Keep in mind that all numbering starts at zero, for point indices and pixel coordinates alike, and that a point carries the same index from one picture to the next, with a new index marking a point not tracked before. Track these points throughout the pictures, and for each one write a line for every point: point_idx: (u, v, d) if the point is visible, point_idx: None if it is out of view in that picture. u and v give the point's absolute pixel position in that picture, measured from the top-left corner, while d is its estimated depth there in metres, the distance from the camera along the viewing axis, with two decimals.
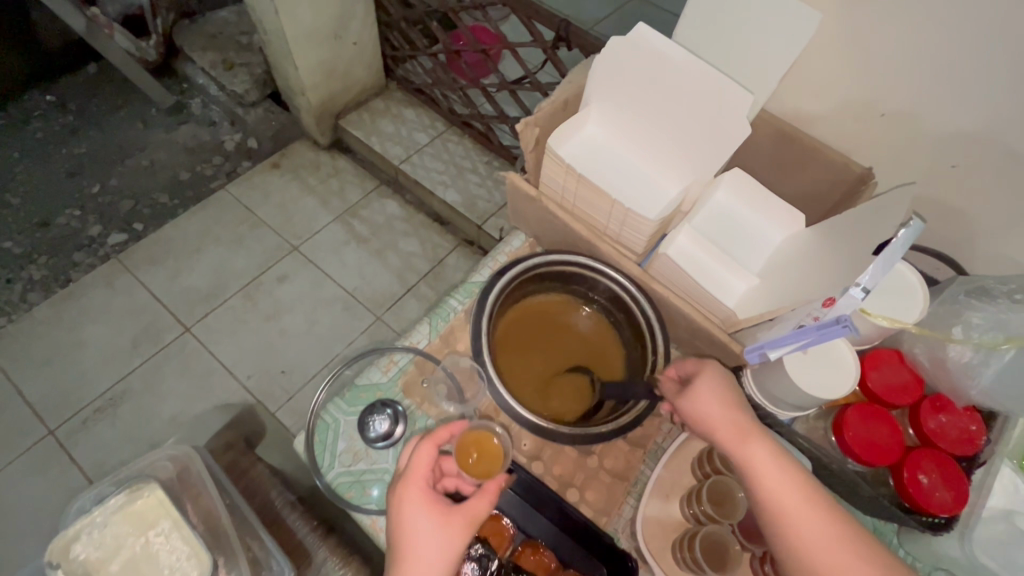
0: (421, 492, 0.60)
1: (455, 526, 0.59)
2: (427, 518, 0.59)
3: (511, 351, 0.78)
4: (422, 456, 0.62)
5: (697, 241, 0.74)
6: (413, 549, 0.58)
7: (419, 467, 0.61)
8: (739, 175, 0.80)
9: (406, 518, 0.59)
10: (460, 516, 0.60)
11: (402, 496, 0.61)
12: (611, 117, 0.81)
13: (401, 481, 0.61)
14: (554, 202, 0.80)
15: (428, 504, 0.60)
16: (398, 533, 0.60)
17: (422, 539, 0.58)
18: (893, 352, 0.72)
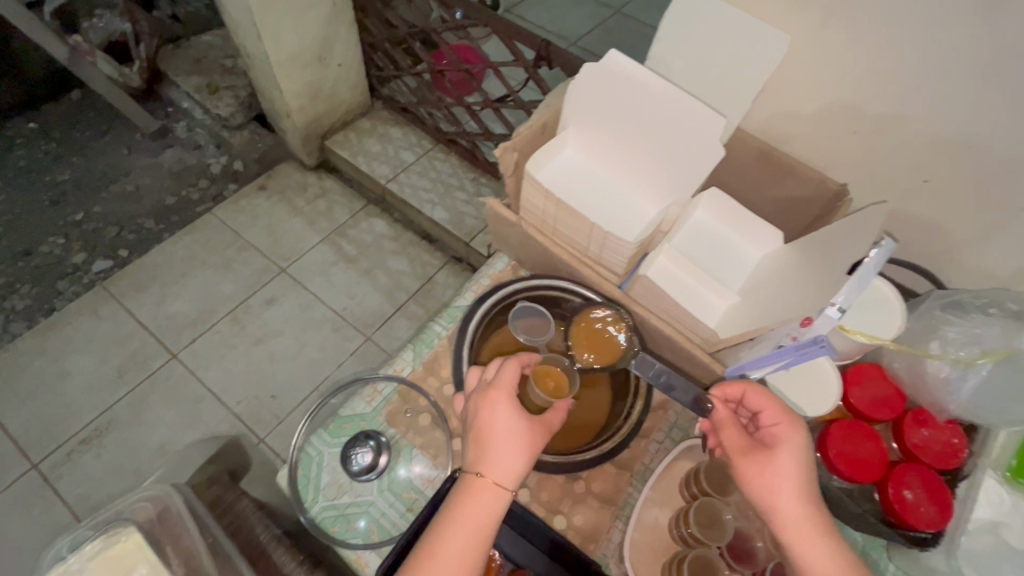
0: (511, 399, 0.60)
1: (536, 435, 0.60)
2: (516, 423, 0.59)
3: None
4: (510, 369, 0.62)
5: (678, 261, 0.76)
6: (502, 448, 0.57)
7: (509, 378, 0.61)
8: (718, 195, 0.81)
9: (492, 417, 0.59)
10: (541, 427, 0.61)
11: (493, 397, 0.60)
12: (589, 139, 0.82)
13: (489, 389, 0.61)
14: (534, 227, 0.80)
15: (517, 409, 0.60)
16: (480, 430, 0.59)
17: (509, 442, 0.58)
18: (875, 366, 0.72)
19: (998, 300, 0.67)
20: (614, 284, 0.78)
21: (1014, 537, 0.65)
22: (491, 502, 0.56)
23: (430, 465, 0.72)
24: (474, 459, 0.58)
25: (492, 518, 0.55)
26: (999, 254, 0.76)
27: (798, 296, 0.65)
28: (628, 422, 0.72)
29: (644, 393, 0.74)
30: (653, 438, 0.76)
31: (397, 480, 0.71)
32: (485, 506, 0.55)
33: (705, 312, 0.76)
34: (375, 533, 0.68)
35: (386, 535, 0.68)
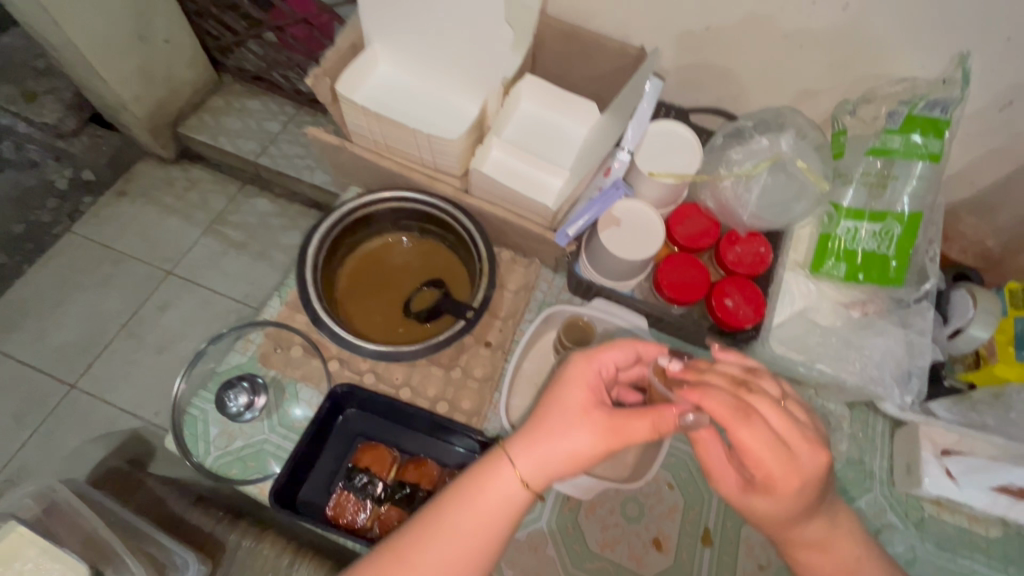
0: (589, 380, 0.51)
1: (599, 426, 0.49)
2: (588, 401, 0.50)
3: (357, 299, 0.79)
4: (611, 349, 0.54)
5: (506, 148, 0.81)
6: (553, 421, 0.49)
7: (608, 356, 0.53)
8: (535, 80, 0.86)
9: (562, 390, 0.51)
10: (617, 424, 0.49)
11: (579, 367, 0.52)
12: (397, 51, 0.83)
13: (581, 354, 0.53)
14: (362, 147, 0.82)
15: (591, 391, 0.51)
16: (545, 399, 0.51)
17: (565, 418, 0.49)
18: (692, 205, 0.81)
19: (760, 119, 0.79)
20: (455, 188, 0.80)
21: (818, 316, 0.78)
22: (503, 487, 0.48)
23: (317, 393, 0.75)
24: (520, 422, 0.51)
25: (504, 506, 0.48)
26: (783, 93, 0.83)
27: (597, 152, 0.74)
28: (479, 298, 0.73)
29: (489, 271, 0.74)
30: (519, 317, 0.85)
31: (285, 416, 0.75)
32: (501, 487, 0.48)
33: (539, 190, 0.81)
34: (275, 464, 0.72)
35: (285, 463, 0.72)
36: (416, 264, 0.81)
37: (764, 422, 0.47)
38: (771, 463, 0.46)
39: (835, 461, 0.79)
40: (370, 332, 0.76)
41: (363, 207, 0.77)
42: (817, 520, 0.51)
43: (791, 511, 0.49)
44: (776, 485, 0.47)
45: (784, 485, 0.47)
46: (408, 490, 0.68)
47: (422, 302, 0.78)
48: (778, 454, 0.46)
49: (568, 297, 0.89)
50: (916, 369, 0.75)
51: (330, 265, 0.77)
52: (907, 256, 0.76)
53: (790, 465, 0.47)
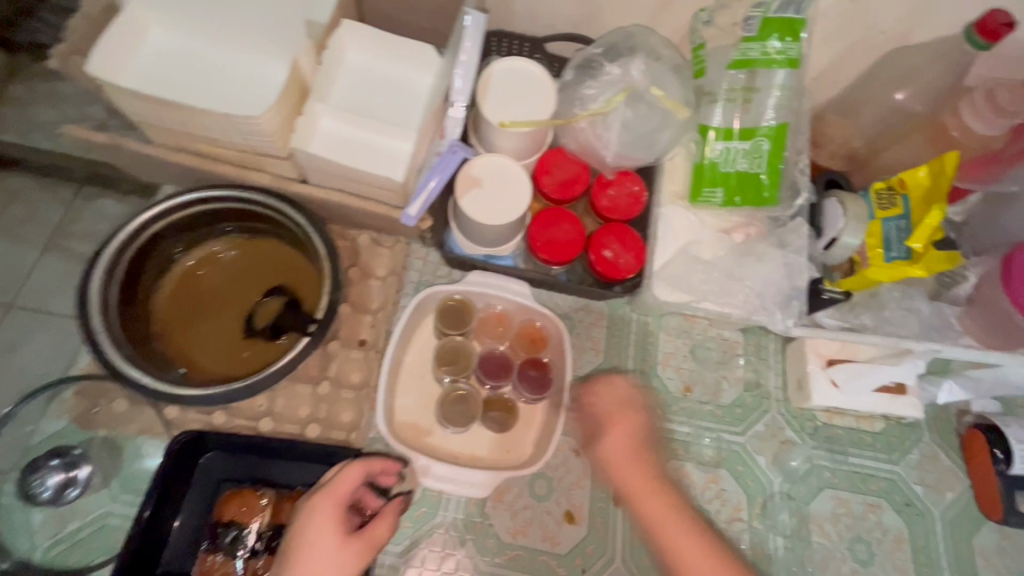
0: (332, 520, 0.53)
1: (354, 554, 0.53)
2: (337, 541, 0.53)
3: (186, 329, 0.67)
4: (348, 476, 0.55)
5: (333, 114, 0.65)
6: (308, 560, 0.51)
7: (344, 488, 0.55)
8: (356, 26, 0.71)
9: (311, 536, 0.53)
10: (366, 542, 0.54)
11: (322, 508, 0.54)
12: (167, 10, 0.65)
13: (323, 493, 0.54)
14: (160, 140, 0.67)
15: (338, 522, 0.53)
16: (295, 549, 0.52)
17: (318, 555, 0.52)
18: (555, 150, 0.73)
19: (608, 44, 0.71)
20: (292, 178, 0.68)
21: (696, 250, 0.75)
22: None
23: (159, 446, 0.64)
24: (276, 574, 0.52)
25: None
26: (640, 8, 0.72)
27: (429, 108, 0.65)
28: (323, 307, 0.63)
29: (330, 271, 0.64)
30: (393, 306, 0.75)
31: (123, 480, 0.63)
32: None
33: (378, 160, 0.65)
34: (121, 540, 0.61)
35: None
36: (249, 274, 0.70)
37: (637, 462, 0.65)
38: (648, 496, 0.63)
39: (733, 388, 0.78)
40: (206, 365, 0.66)
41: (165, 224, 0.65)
42: (653, 487, 0.63)
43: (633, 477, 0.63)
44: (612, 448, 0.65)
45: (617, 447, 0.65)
46: (287, 533, 0.61)
47: (265, 316, 0.67)
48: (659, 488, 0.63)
49: (447, 273, 0.78)
50: (795, 290, 0.73)
51: (134, 297, 0.64)
52: (778, 173, 0.73)
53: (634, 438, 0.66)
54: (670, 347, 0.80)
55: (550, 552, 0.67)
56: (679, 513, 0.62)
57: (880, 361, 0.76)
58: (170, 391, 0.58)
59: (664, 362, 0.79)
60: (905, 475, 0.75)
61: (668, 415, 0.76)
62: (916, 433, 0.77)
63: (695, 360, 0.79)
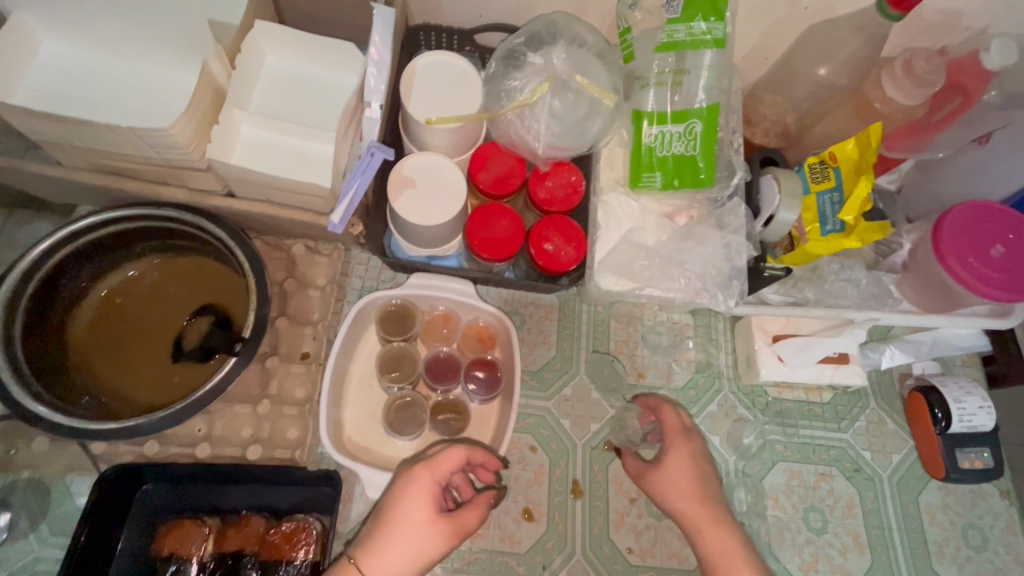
0: (427, 496, 0.55)
1: (441, 534, 0.54)
2: (424, 516, 0.54)
3: (107, 357, 0.64)
4: (449, 457, 0.57)
5: (254, 120, 0.63)
6: (401, 530, 0.54)
7: (442, 468, 0.56)
8: (270, 26, 0.67)
9: (405, 505, 0.55)
10: (456, 526, 0.56)
11: (420, 485, 0.55)
12: (60, 18, 0.61)
13: (425, 467, 0.56)
14: (63, 158, 0.62)
15: (433, 498, 0.55)
16: (385, 515, 0.55)
17: (411, 528, 0.54)
18: (490, 145, 0.71)
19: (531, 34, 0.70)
20: (215, 192, 0.65)
21: (636, 236, 0.75)
22: None
23: (83, 485, 0.61)
24: (366, 534, 0.55)
25: None
26: None
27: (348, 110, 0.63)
28: (251, 323, 0.62)
29: (255, 286, 0.62)
30: (335, 316, 0.73)
31: (50, 522, 0.60)
32: None
33: (302, 165, 0.64)
34: None
35: None
36: (170, 295, 0.67)
37: (686, 458, 0.63)
38: (687, 504, 0.61)
39: (684, 371, 0.79)
40: (131, 393, 0.63)
41: (73, 249, 0.61)
42: (705, 500, 0.61)
43: (691, 485, 0.61)
44: (690, 458, 0.63)
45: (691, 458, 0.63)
46: (232, 561, 0.59)
47: (193, 336, 0.64)
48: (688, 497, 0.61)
49: (391, 278, 0.76)
50: (734, 271, 0.73)
51: (44, 329, 0.61)
52: (714, 155, 0.72)
53: (698, 452, 0.64)
54: (622, 335, 0.79)
55: (510, 553, 0.67)
56: (717, 522, 0.60)
57: (823, 334, 0.77)
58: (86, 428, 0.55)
59: (616, 350, 0.78)
60: (853, 442, 0.77)
61: (624, 404, 0.75)
62: (862, 400, 0.79)
63: (647, 345, 0.79)
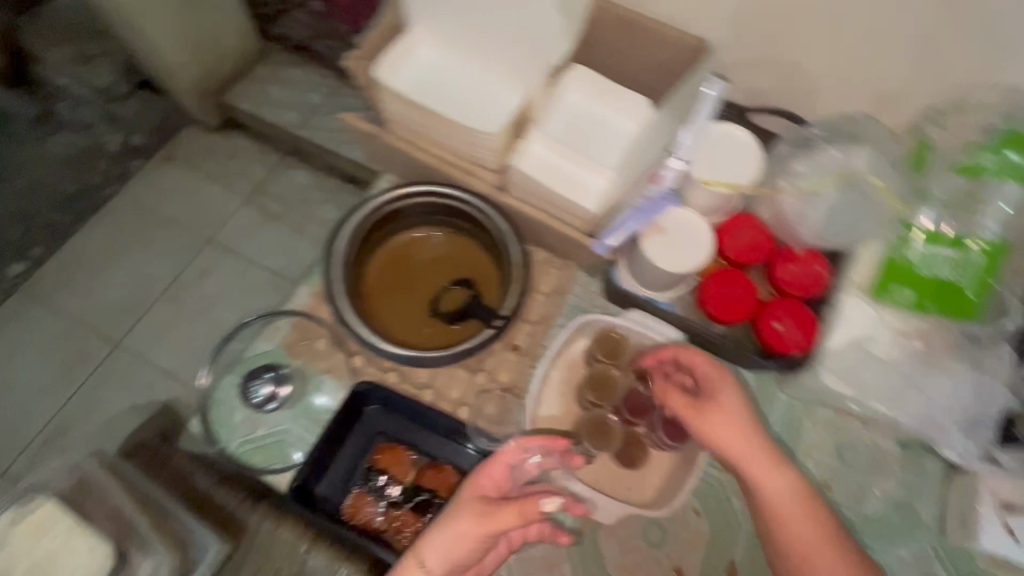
0: (480, 483, 0.60)
1: (484, 516, 0.57)
2: (472, 498, 0.59)
3: (383, 294, 0.77)
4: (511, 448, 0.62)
5: (550, 145, 0.75)
6: (451, 511, 0.58)
7: (500, 458, 0.61)
8: (583, 71, 0.81)
9: (463, 489, 0.60)
10: (489, 513, 0.57)
11: (477, 472, 0.61)
12: (442, 34, 0.78)
13: (484, 461, 0.62)
14: (402, 134, 0.78)
15: (481, 486, 0.60)
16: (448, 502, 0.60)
17: (455, 504, 0.59)
18: (745, 217, 0.76)
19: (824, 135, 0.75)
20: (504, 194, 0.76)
21: (877, 348, 0.71)
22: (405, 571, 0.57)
23: (340, 389, 0.74)
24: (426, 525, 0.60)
25: None
26: (861, 97, 0.74)
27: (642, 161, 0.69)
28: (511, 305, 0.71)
29: (523, 277, 0.71)
30: (552, 323, 0.81)
31: (307, 406, 0.74)
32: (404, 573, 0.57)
33: (578, 189, 0.74)
34: (296, 456, 0.72)
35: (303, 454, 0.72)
36: (444, 261, 0.79)
37: (724, 417, 0.63)
38: (746, 456, 0.62)
39: (878, 502, 0.74)
40: (393, 332, 0.75)
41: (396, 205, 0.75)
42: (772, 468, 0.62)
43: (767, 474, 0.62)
44: (762, 467, 0.62)
45: (784, 476, 0.62)
46: (426, 496, 0.69)
47: (449, 301, 0.77)
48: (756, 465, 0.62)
49: (605, 304, 0.83)
50: (985, 417, 0.69)
51: (354, 261, 0.75)
52: (987, 290, 0.68)
53: (761, 453, 0.62)
54: (814, 439, 0.77)
55: None
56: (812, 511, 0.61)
57: None
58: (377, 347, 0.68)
59: (806, 450, 0.76)
60: None
61: None
62: None
63: (842, 459, 0.76)
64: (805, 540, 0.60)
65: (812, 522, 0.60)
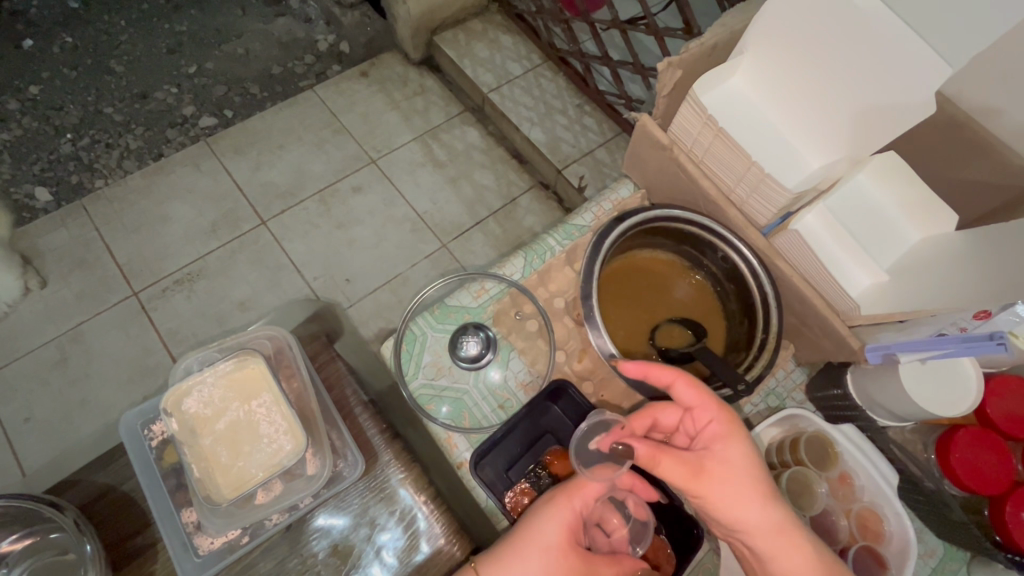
0: (566, 521, 0.59)
1: (569, 564, 0.58)
2: (558, 537, 0.59)
3: (615, 300, 0.77)
4: (592, 486, 0.60)
5: (834, 226, 0.67)
6: (531, 546, 0.58)
7: (584, 495, 0.60)
8: (892, 158, 0.67)
9: (541, 522, 0.59)
10: (582, 564, 0.58)
11: (560, 500, 0.60)
12: (767, 71, 0.72)
13: (563, 492, 0.60)
14: (685, 153, 0.76)
15: (566, 526, 0.59)
16: (523, 527, 0.60)
17: (541, 548, 0.58)
18: (1022, 380, 0.68)
19: None
20: (772, 254, 0.72)
21: None
22: None
23: (526, 371, 0.74)
24: (497, 546, 0.60)
25: None
26: None
27: (919, 260, 0.63)
28: (750, 371, 0.70)
29: (772, 349, 0.70)
30: (750, 399, 0.77)
31: (493, 377, 0.73)
32: None
33: (842, 280, 0.68)
34: (469, 423, 0.71)
35: (477, 424, 0.71)
36: (681, 296, 0.80)
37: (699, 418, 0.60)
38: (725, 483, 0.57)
39: None
40: (613, 339, 0.75)
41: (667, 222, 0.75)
42: (751, 489, 0.57)
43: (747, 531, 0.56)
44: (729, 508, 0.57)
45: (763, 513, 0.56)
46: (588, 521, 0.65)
47: (671, 339, 0.76)
48: (731, 486, 0.56)
49: (800, 400, 0.78)
50: None
51: (607, 258, 0.75)
52: None
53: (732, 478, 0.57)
54: None
55: None
56: (792, 539, 0.56)
57: None
58: (609, 357, 0.67)
59: None
60: None
61: None
62: None
63: None
64: (776, 555, 0.55)
65: (783, 540, 0.55)
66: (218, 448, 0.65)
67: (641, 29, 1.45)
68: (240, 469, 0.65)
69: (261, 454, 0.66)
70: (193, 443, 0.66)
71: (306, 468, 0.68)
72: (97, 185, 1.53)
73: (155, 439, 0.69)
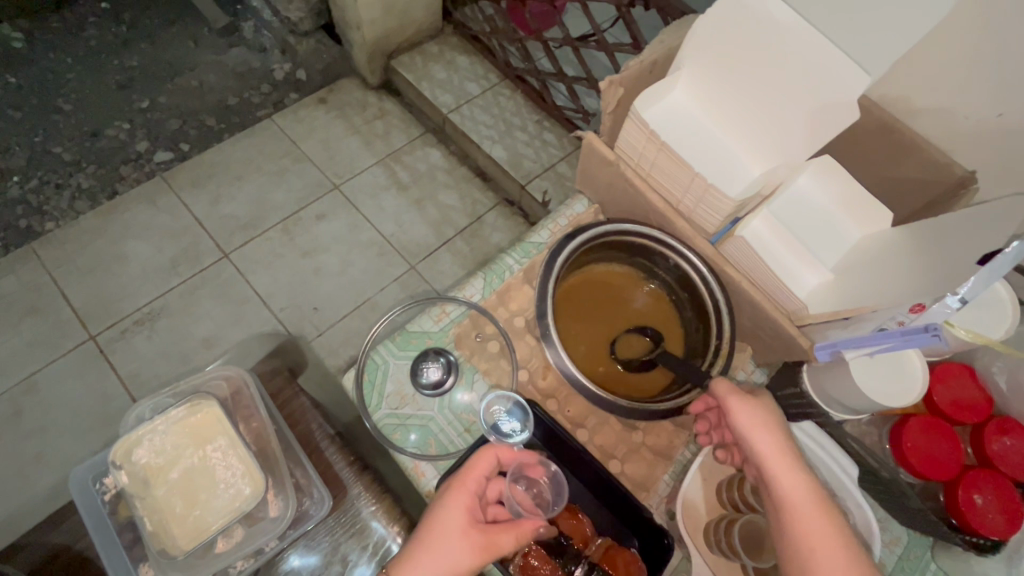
0: (464, 502, 0.59)
1: (473, 543, 0.58)
2: (459, 521, 0.58)
3: (573, 317, 0.78)
4: (480, 460, 0.61)
5: (775, 228, 0.70)
6: (436, 537, 0.58)
7: (475, 473, 0.60)
8: (830, 163, 0.70)
9: (441, 511, 0.59)
10: (488, 544, 0.58)
11: (454, 484, 0.60)
12: (704, 85, 0.75)
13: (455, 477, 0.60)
14: (632, 168, 0.78)
15: (466, 509, 0.59)
16: (428, 523, 0.59)
17: (446, 537, 0.58)
18: (963, 367, 0.71)
19: None
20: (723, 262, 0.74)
21: None
22: None
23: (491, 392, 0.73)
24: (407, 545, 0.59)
25: None
26: None
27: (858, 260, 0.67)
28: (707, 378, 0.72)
29: (726, 354, 0.72)
30: None
31: (457, 401, 0.73)
32: None
33: (791, 280, 0.70)
34: (435, 450, 0.70)
35: (443, 450, 0.70)
36: (637, 308, 0.81)
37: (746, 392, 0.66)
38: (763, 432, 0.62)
39: None
40: (574, 356, 0.75)
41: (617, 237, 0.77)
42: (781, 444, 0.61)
43: (776, 471, 0.59)
44: (769, 445, 0.61)
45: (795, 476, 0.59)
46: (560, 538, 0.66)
47: (630, 348, 0.78)
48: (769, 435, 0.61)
49: None
50: None
51: (563, 275, 0.76)
52: None
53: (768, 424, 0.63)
54: None
55: None
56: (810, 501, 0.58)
57: None
58: (569, 376, 0.68)
59: None
60: None
61: None
62: None
63: None
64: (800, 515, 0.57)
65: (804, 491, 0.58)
66: (173, 497, 0.64)
67: (592, 45, 1.48)
68: (196, 517, 0.63)
69: (219, 500, 0.64)
70: (146, 494, 0.64)
71: (268, 510, 0.65)
72: (48, 228, 1.47)
73: (108, 493, 0.67)
